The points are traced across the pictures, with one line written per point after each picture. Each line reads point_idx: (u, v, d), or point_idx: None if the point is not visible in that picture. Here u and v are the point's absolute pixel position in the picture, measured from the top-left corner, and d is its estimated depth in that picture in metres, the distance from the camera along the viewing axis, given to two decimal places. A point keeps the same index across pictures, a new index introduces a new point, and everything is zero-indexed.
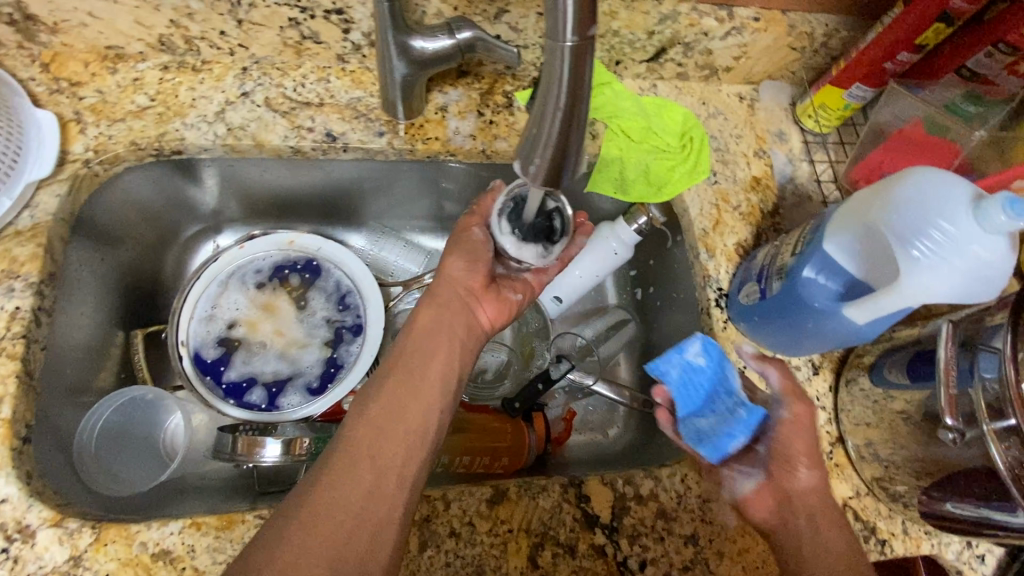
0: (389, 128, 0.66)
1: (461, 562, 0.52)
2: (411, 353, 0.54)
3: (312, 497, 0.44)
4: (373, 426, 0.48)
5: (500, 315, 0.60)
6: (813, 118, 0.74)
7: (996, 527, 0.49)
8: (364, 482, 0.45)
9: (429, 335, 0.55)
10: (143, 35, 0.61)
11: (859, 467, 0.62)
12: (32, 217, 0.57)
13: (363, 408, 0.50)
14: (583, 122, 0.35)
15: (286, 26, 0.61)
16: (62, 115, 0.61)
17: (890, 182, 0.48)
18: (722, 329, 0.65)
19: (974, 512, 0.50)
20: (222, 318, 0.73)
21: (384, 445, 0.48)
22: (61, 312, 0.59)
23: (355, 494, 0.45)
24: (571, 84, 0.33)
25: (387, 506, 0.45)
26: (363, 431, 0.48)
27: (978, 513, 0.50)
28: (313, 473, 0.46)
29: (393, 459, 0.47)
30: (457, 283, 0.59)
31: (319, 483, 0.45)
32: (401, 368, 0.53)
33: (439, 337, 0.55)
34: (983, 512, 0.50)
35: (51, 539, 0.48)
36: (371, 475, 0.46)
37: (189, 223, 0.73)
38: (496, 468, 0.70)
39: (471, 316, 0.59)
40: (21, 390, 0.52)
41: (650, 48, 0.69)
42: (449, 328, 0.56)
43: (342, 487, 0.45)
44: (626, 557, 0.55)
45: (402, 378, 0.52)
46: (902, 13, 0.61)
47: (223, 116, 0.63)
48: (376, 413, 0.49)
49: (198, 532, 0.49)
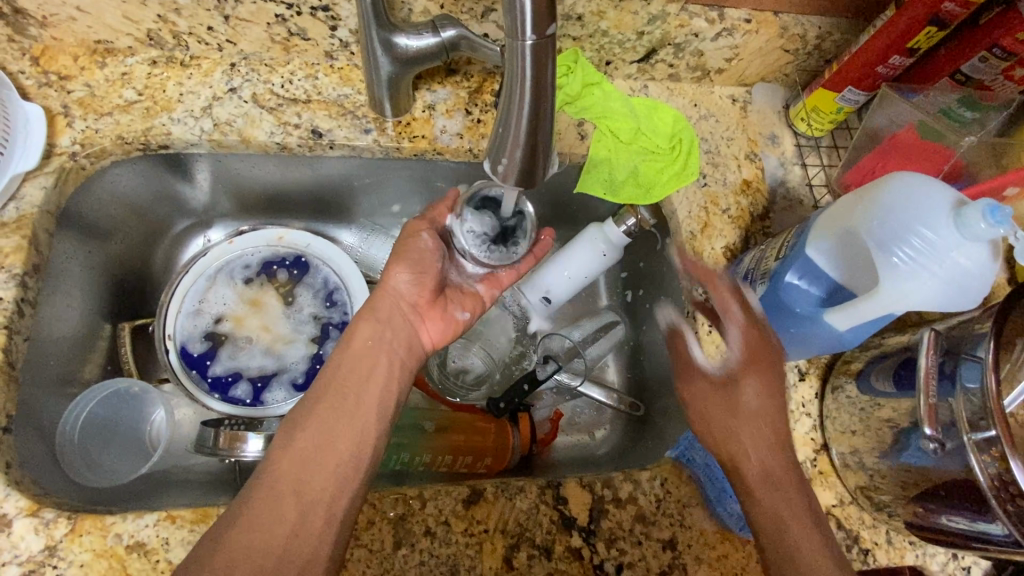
0: (376, 125, 0.66)
1: (436, 561, 0.52)
2: (344, 373, 0.54)
3: (230, 539, 0.45)
4: (297, 461, 0.49)
5: (440, 334, 0.62)
6: (805, 122, 0.73)
7: (991, 540, 0.48)
8: (288, 521, 0.47)
9: (360, 354, 0.56)
10: (130, 29, 0.61)
11: (843, 476, 0.61)
12: (17, 209, 0.57)
13: (289, 437, 0.50)
14: (550, 120, 0.34)
15: (273, 22, 0.61)
16: (50, 108, 0.61)
17: (873, 186, 0.48)
18: (706, 333, 0.65)
19: (970, 524, 0.49)
20: (209, 313, 0.73)
21: (313, 475, 0.49)
22: (46, 304, 0.60)
23: (280, 531, 0.46)
24: (535, 85, 0.32)
25: (316, 535, 0.46)
26: (289, 463, 0.49)
27: (974, 527, 0.49)
28: (244, 497, 0.47)
29: (315, 493, 0.48)
30: (400, 301, 0.59)
31: (240, 521, 0.46)
32: (334, 390, 0.54)
33: (378, 354, 0.56)
34: (976, 526, 0.48)
35: (27, 529, 0.48)
36: (294, 513, 0.47)
37: (178, 218, 0.73)
38: (478, 468, 0.70)
39: (414, 335, 0.60)
40: (1, 380, 0.52)
41: (640, 49, 0.68)
42: (386, 343, 0.57)
43: (265, 521, 0.46)
44: (603, 560, 0.55)
45: (335, 404, 0.53)
46: (893, 17, 0.60)
47: (210, 112, 0.64)
48: (303, 445, 0.50)
49: (173, 525, 0.50)
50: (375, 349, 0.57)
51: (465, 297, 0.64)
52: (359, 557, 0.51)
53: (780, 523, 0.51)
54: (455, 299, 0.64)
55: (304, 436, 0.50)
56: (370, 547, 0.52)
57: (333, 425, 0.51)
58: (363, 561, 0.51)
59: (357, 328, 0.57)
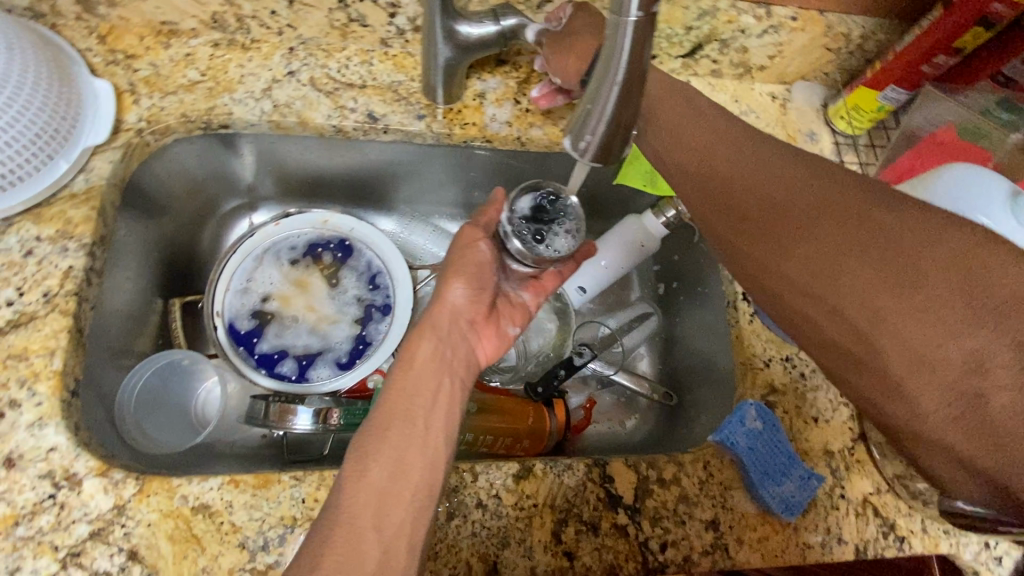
0: (428, 111, 0.68)
1: (487, 533, 0.54)
2: (409, 394, 0.51)
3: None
4: (374, 492, 0.45)
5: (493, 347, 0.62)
6: (844, 119, 0.75)
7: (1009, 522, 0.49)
8: (371, 559, 0.42)
9: (419, 374, 0.52)
10: (197, 11, 0.63)
11: (880, 465, 0.62)
12: (87, 180, 0.59)
13: (362, 468, 0.46)
14: (639, 97, 0.35)
15: (335, 8, 0.63)
16: (117, 85, 0.63)
17: (926, 178, 0.49)
18: (749, 322, 0.67)
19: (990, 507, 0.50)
20: (256, 292, 0.75)
21: (392, 506, 0.45)
22: (108, 275, 0.61)
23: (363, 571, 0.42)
24: (632, 63, 0.33)
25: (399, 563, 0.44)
26: (365, 496, 0.45)
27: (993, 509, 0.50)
28: (322, 530, 0.44)
29: (396, 522, 0.45)
30: (459, 315, 0.59)
31: (324, 561, 0.42)
32: (401, 415, 0.50)
33: (440, 373, 0.54)
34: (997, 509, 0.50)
35: (97, 488, 0.50)
36: (378, 550, 0.43)
37: (228, 198, 0.75)
38: (516, 450, 0.71)
39: (471, 351, 0.59)
40: (72, 344, 0.54)
41: (687, 44, 0.70)
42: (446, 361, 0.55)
43: (347, 553, 0.42)
44: (648, 538, 0.56)
45: (406, 431, 0.49)
46: (941, 17, 0.62)
47: (270, 93, 0.65)
48: (376, 476, 0.46)
49: (236, 489, 0.51)
50: (437, 368, 0.54)
51: (515, 311, 0.65)
52: None
53: (980, 354, 0.38)
54: (507, 313, 0.64)
55: (375, 460, 0.46)
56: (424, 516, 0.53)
57: (406, 447, 0.48)
58: None
59: (418, 344, 0.55)
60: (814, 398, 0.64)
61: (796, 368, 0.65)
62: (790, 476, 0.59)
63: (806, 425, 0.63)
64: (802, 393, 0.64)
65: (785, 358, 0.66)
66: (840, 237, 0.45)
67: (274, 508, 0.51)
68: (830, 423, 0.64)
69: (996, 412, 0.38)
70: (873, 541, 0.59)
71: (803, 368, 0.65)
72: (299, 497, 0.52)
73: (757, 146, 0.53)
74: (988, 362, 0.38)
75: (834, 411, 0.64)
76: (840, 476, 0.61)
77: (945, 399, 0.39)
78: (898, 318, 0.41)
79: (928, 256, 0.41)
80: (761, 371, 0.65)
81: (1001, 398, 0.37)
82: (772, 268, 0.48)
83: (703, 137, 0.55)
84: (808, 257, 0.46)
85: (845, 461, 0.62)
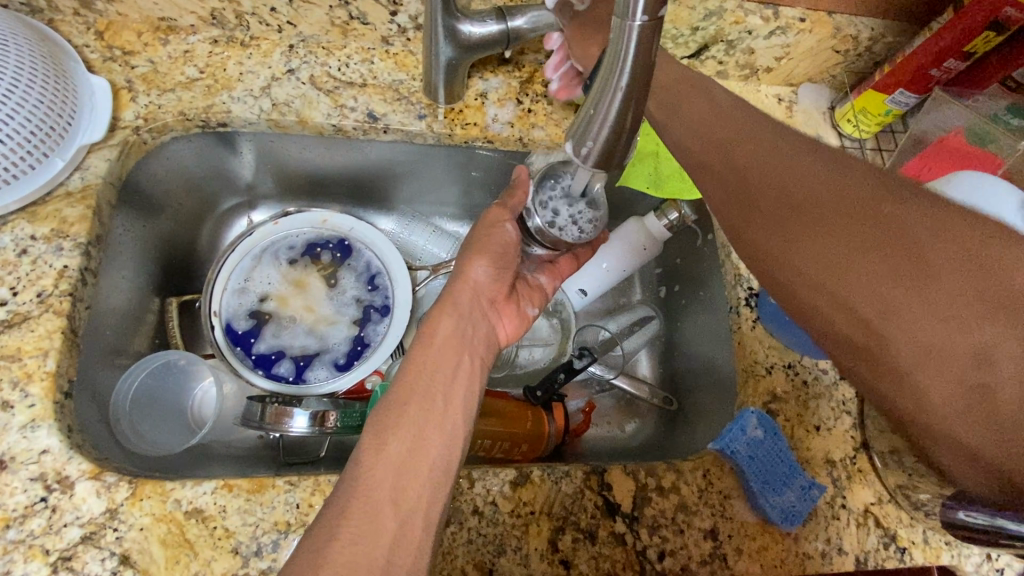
0: (429, 111, 0.67)
1: (483, 540, 0.53)
2: (430, 368, 0.51)
3: (332, 548, 0.40)
4: (394, 464, 0.44)
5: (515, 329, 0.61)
6: (851, 123, 0.74)
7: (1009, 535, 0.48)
8: (388, 531, 0.41)
9: (440, 351, 0.52)
10: (196, 8, 0.62)
11: (882, 475, 0.61)
12: (83, 179, 0.58)
13: (381, 441, 0.45)
14: (642, 104, 0.34)
15: (335, 5, 0.62)
16: (114, 82, 0.62)
17: (936, 186, 0.48)
18: (750, 328, 0.66)
19: (989, 520, 0.49)
20: (254, 291, 0.74)
21: (408, 477, 0.44)
22: (103, 275, 0.61)
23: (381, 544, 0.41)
24: (636, 69, 0.32)
25: (417, 537, 0.42)
26: (384, 470, 0.44)
27: (992, 522, 0.48)
28: (341, 500, 0.43)
29: (416, 495, 0.44)
30: (479, 293, 0.58)
31: (342, 531, 0.41)
32: (422, 392, 0.49)
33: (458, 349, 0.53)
34: (995, 521, 0.48)
35: (89, 491, 0.49)
36: (394, 523, 0.42)
37: (226, 196, 0.74)
38: (515, 454, 0.71)
39: (492, 329, 0.59)
40: (65, 346, 0.53)
41: (693, 45, 0.69)
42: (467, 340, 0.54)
43: (365, 524, 0.41)
44: (645, 547, 0.55)
45: (427, 409, 0.48)
46: (953, 20, 0.61)
47: (269, 92, 0.65)
48: (395, 451, 0.45)
49: (230, 493, 0.51)
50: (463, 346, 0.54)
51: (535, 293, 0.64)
52: None
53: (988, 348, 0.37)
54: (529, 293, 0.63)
55: (396, 428, 0.46)
56: None
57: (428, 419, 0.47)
58: None
59: (439, 321, 0.54)
60: (815, 406, 0.63)
61: (798, 376, 0.64)
62: (791, 485, 0.59)
63: (807, 434, 0.62)
64: (804, 401, 0.63)
65: (787, 365, 0.64)
66: (853, 228, 0.43)
67: (268, 513, 0.51)
68: (832, 432, 0.63)
69: (1004, 404, 0.36)
70: (873, 552, 0.58)
71: (805, 375, 0.64)
72: (294, 502, 0.51)
73: (773, 135, 0.50)
74: (997, 354, 0.37)
75: (836, 419, 0.63)
76: (841, 486, 0.61)
77: (953, 392, 0.38)
78: (910, 300, 0.40)
79: (941, 249, 0.39)
80: (762, 378, 0.64)
81: (1009, 388, 0.36)
82: (778, 250, 0.47)
83: (707, 121, 0.55)
84: (818, 231, 0.44)
85: (846, 470, 0.61)
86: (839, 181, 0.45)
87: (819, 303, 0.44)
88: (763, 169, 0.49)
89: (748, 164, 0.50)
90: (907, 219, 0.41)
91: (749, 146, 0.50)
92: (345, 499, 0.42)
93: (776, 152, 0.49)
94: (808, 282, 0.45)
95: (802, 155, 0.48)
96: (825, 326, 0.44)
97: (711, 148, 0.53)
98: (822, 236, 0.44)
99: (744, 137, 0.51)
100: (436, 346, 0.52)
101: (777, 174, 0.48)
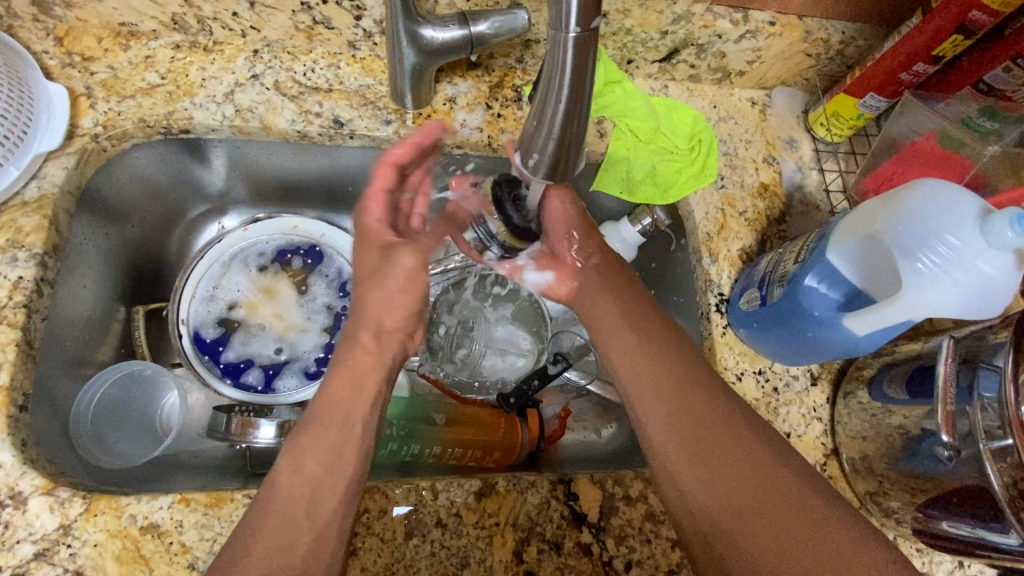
0: (397, 116, 0.66)
1: (447, 552, 0.53)
2: (335, 387, 0.52)
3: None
4: (311, 480, 0.46)
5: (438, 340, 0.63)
6: (824, 126, 0.73)
7: (991, 548, 0.49)
8: (305, 536, 0.44)
9: (341, 383, 0.53)
10: (156, 13, 0.61)
11: (852, 481, 0.61)
12: (39, 188, 0.57)
13: (298, 457, 0.47)
14: (586, 114, 0.35)
15: (298, 10, 0.61)
16: (74, 89, 0.61)
17: (898, 193, 0.48)
18: (721, 335, 0.65)
19: (970, 531, 0.50)
20: (223, 299, 0.73)
21: (308, 512, 0.44)
22: (64, 284, 0.60)
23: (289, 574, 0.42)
24: (574, 79, 0.33)
25: (327, 559, 0.44)
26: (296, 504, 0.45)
27: (974, 533, 0.50)
28: (250, 526, 0.43)
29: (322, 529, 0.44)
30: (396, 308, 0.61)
31: (247, 563, 0.42)
32: (330, 412, 0.51)
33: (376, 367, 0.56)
34: (978, 533, 0.49)
35: (42, 507, 0.48)
36: (310, 532, 0.44)
37: (194, 203, 0.74)
38: (487, 462, 0.70)
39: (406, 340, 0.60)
40: (20, 358, 0.52)
41: (663, 48, 0.68)
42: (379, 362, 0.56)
43: (275, 548, 0.42)
44: (612, 557, 0.55)
45: (344, 436, 0.49)
46: (920, 23, 0.60)
47: (232, 98, 0.64)
48: (312, 465, 0.47)
49: (186, 508, 0.50)
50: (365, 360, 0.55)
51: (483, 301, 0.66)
52: (370, 546, 0.51)
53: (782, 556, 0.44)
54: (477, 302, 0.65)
55: (307, 443, 0.48)
56: (382, 536, 0.52)
57: (332, 430, 0.49)
58: (376, 550, 0.51)
59: (358, 339, 0.57)
60: (786, 413, 0.63)
61: (769, 383, 0.64)
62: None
63: None
64: (775, 408, 0.63)
65: (758, 371, 0.64)
66: (696, 406, 0.52)
67: (226, 528, 0.50)
68: (802, 438, 0.63)
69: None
70: None
71: (776, 382, 0.64)
72: None
73: (640, 311, 0.60)
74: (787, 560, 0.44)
75: (807, 426, 0.63)
76: None
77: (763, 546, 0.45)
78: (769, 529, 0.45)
79: (745, 453, 0.49)
80: (733, 385, 0.63)
81: (809, 504, 0.46)
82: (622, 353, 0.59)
83: (623, 321, 0.60)
84: (693, 459, 0.49)
85: None
86: (687, 360, 0.55)
87: (653, 410, 0.53)
88: (677, 386, 0.53)
89: (653, 384, 0.54)
90: (722, 424, 0.50)
91: (653, 369, 0.55)
92: (261, 511, 0.44)
93: (645, 320, 0.59)
94: (695, 515, 0.48)
95: (703, 380, 0.53)
96: (658, 431, 0.52)
97: (636, 373, 0.56)
98: (695, 462, 0.49)
99: (655, 354, 0.56)
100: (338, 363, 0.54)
101: (688, 406, 0.52)
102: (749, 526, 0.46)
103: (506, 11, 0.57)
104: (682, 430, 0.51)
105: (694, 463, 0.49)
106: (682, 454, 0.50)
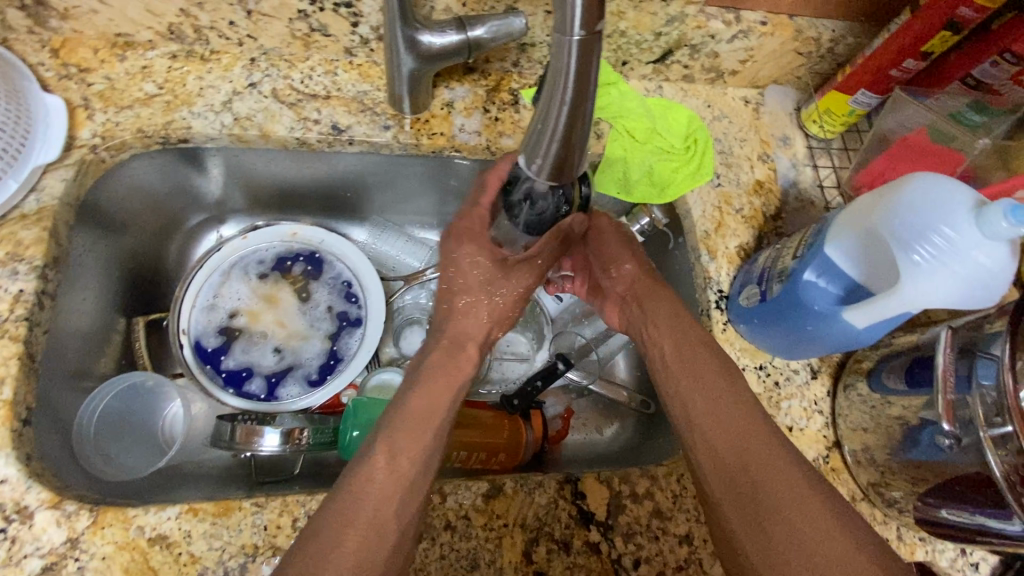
0: (395, 122, 0.66)
1: (456, 555, 0.53)
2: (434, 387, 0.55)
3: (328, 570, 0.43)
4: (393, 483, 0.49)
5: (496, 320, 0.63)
6: (817, 124, 0.74)
7: (989, 534, 0.49)
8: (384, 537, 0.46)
9: (429, 396, 0.54)
10: (152, 23, 0.61)
11: (854, 473, 0.62)
12: (38, 201, 0.57)
13: (388, 454, 0.50)
14: (588, 117, 0.36)
15: (295, 18, 0.61)
16: (70, 100, 0.61)
17: (893, 186, 0.49)
18: (721, 331, 0.65)
19: (969, 518, 0.50)
20: (224, 308, 0.73)
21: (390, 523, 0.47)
22: (64, 296, 0.59)
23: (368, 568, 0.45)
24: (576, 82, 0.34)
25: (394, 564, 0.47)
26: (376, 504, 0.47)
27: (973, 520, 0.49)
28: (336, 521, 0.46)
29: (394, 541, 0.47)
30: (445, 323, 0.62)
31: (345, 543, 0.45)
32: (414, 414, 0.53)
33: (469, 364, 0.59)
34: (978, 519, 0.49)
35: (49, 521, 0.48)
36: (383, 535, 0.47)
37: (193, 212, 0.74)
38: (492, 464, 0.70)
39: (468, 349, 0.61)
40: (22, 371, 0.52)
41: (657, 50, 0.69)
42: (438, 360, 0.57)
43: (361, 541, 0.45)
44: (620, 555, 0.55)
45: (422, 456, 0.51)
46: (908, 21, 0.61)
47: (230, 106, 0.64)
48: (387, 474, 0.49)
49: (195, 518, 0.50)
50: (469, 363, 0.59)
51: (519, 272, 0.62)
52: None
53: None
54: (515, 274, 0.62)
55: (404, 433, 0.51)
56: None
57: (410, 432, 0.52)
58: None
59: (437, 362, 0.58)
60: (788, 407, 0.64)
61: (770, 377, 0.64)
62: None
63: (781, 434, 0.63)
64: (777, 402, 0.64)
65: (759, 366, 0.65)
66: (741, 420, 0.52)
67: (236, 536, 0.50)
68: (804, 432, 0.63)
69: None
70: None
71: (777, 376, 0.65)
72: (262, 524, 0.51)
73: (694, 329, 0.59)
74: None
75: (808, 420, 0.64)
76: None
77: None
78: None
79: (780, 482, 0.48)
80: None
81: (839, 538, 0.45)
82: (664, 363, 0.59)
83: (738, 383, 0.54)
84: (731, 477, 0.50)
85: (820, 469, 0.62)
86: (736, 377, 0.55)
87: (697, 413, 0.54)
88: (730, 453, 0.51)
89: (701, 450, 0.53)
90: (758, 446, 0.51)
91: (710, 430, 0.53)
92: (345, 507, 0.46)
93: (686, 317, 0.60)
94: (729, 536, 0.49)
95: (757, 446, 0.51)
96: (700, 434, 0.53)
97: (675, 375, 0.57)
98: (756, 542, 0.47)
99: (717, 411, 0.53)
100: (463, 357, 0.58)
101: (744, 461, 0.50)
102: (787, 549, 0.46)
103: (503, 15, 0.57)
104: (726, 437, 0.52)
105: (728, 466, 0.51)
106: (723, 457, 0.51)
